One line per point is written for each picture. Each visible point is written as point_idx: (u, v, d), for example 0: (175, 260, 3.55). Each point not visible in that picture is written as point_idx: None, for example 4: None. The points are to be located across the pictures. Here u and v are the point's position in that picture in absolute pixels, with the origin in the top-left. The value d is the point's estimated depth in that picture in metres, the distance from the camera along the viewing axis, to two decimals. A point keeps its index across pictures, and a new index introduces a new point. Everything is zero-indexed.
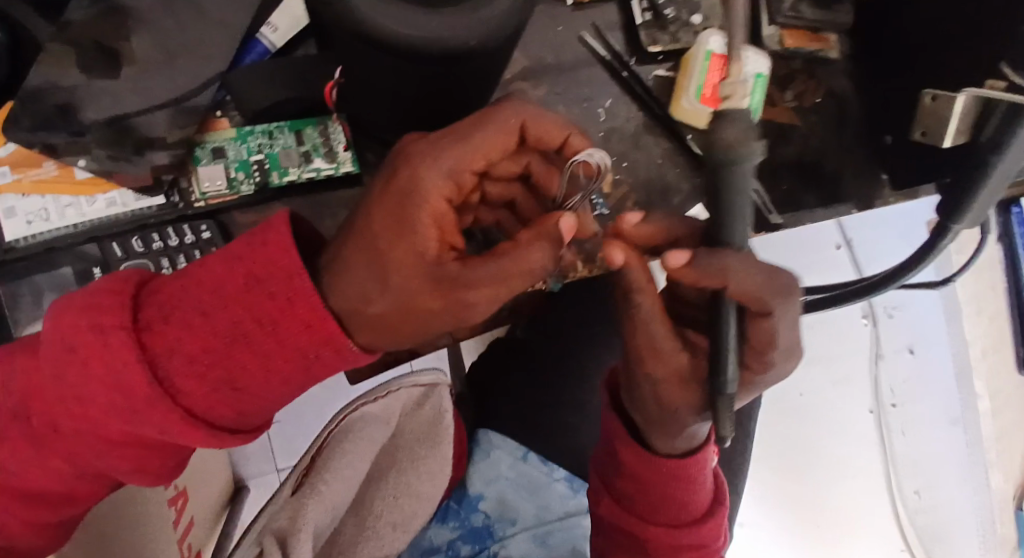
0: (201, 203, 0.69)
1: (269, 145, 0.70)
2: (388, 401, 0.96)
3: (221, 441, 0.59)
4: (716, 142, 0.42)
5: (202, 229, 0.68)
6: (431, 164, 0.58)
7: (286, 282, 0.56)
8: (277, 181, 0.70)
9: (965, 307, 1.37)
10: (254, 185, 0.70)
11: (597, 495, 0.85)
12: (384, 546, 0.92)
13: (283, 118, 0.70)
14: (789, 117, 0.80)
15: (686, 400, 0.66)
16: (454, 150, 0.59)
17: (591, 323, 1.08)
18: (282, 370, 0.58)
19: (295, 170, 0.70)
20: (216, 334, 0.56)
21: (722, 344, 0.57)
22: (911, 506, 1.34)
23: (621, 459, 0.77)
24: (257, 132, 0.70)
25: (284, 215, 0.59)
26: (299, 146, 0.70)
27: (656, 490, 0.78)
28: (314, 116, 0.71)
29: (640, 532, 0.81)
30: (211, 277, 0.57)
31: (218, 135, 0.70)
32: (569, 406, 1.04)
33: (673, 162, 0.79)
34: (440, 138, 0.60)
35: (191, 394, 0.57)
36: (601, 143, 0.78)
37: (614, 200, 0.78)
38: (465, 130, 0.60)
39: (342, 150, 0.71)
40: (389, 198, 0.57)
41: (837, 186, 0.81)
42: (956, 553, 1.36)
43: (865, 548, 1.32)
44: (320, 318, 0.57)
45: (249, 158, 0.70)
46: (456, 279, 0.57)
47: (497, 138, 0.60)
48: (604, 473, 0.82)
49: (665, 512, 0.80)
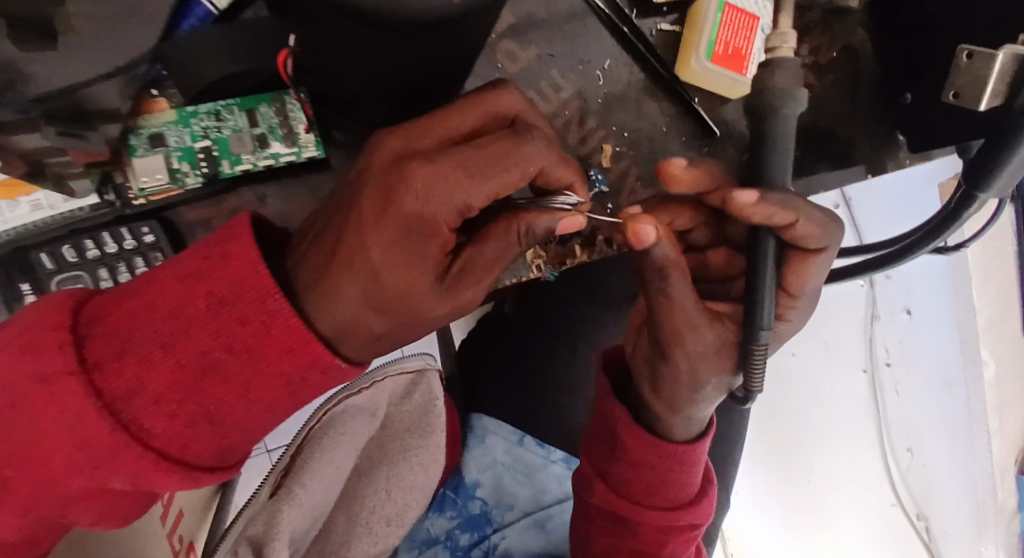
0: (140, 200, 0.60)
1: (217, 128, 0.61)
2: (374, 390, 0.89)
3: (198, 480, 0.53)
4: (774, 78, 0.47)
5: (144, 232, 0.60)
6: (439, 201, 0.51)
7: (258, 303, 0.50)
8: (228, 171, 0.61)
9: (974, 275, 1.35)
10: (201, 177, 0.61)
11: (588, 482, 0.77)
12: (378, 542, 0.90)
13: (231, 96, 0.61)
14: (804, 75, 0.75)
15: (716, 369, 0.59)
16: (465, 185, 0.52)
17: (581, 303, 1.03)
18: (266, 399, 0.52)
19: (249, 157, 0.61)
20: (184, 367, 0.50)
21: (760, 290, 0.52)
22: (904, 465, 1.35)
23: (623, 442, 0.70)
24: (201, 112, 0.60)
25: (247, 217, 0.52)
26: (253, 128, 0.61)
27: (655, 473, 0.71)
28: (267, 91, 0.62)
29: (635, 516, 0.73)
30: (168, 302, 0.50)
31: (155, 118, 0.59)
32: (558, 387, 0.99)
33: (679, 129, 0.74)
34: (447, 166, 0.51)
35: (160, 433, 0.50)
36: (599, 110, 0.71)
37: (614, 175, 0.72)
38: (477, 159, 0.52)
39: (303, 132, 0.62)
40: (389, 227, 0.51)
41: (850, 154, 0.76)
42: (942, 508, 1.38)
43: (852, 504, 1.34)
44: (303, 342, 0.51)
45: (193, 145, 0.60)
46: (460, 289, 0.54)
47: (515, 175, 0.53)
48: (596, 450, 0.75)
49: (661, 495, 0.73)
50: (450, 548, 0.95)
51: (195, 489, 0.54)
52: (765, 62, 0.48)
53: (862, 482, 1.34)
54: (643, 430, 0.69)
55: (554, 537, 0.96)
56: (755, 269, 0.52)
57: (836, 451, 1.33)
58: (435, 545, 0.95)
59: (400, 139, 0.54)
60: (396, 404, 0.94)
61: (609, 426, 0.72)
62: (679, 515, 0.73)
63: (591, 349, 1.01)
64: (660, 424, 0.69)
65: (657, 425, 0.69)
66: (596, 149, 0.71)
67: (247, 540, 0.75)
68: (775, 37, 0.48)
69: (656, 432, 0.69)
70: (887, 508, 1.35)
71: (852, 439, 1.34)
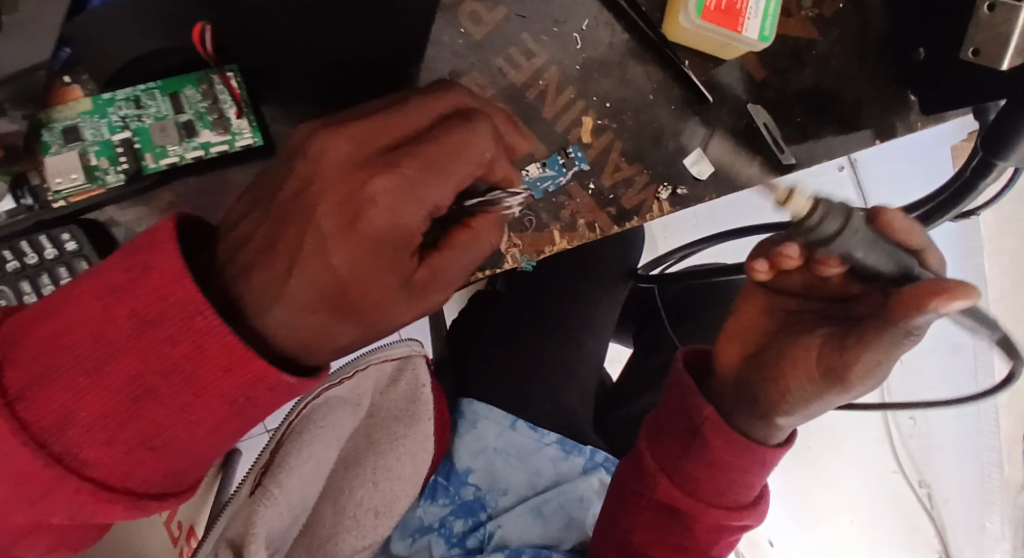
0: (59, 202, 0.55)
1: (137, 117, 0.55)
2: (355, 380, 0.86)
3: (147, 507, 0.53)
4: (852, 220, 0.50)
5: (65, 239, 0.54)
6: (409, 209, 0.51)
7: (187, 321, 0.48)
8: (152, 165, 0.56)
9: (986, 243, 1.29)
10: (122, 174, 0.55)
11: (650, 475, 0.74)
12: (366, 534, 0.87)
13: (152, 79, 0.55)
14: (807, 30, 0.69)
15: None
16: (431, 188, 0.52)
17: (568, 278, 1.06)
18: (207, 422, 0.51)
19: (175, 148, 0.56)
20: (115, 392, 0.49)
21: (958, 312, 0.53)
22: (906, 433, 1.29)
23: (704, 443, 0.69)
24: (119, 99, 0.55)
25: (171, 223, 0.49)
26: (178, 114, 0.55)
27: (726, 475, 0.70)
28: (192, 71, 0.56)
29: (699, 514, 0.72)
30: (89, 322, 0.48)
31: (68, 109, 0.54)
32: (554, 370, 1.01)
33: (668, 96, 0.66)
34: (410, 171, 0.51)
35: (99, 463, 0.50)
36: (578, 78, 0.65)
37: (595, 151, 0.65)
38: (439, 158, 0.52)
39: (235, 117, 0.56)
40: (356, 239, 0.51)
41: (856, 118, 0.70)
42: (946, 477, 1.31)
43: (855, 469, 1.27)
44: (242, 361, 0.49)
45: (112, 137, 0.55)
46: (428, 286, 0.56)
47: (471, 165, 0.53)
48: (660, 446, 0.73)
49: (729, 496, 0.71)
50: (445, 536, 0.92)
51: (146, 516, 0.54)
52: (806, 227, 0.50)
53: (863, 448, 1.28)
54: (728, 429, 0.68)
55: (550, 524, 0.93)
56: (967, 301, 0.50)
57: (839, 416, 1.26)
58: (428, 533, 0.92)
59: (344, 142, 0.52)
60: (381, 392, 0.91)
61: (690, 423, 0.70)
62: (742, 515, 0.72)
63: (583, 329, 1.04)
64: (741, 420, 0.68)
65: (748, 428, 0.68)
66: (575, 122, 0.65)
67: (227, 543, 0.73)
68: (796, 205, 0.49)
69: (747, 435, 0.68)
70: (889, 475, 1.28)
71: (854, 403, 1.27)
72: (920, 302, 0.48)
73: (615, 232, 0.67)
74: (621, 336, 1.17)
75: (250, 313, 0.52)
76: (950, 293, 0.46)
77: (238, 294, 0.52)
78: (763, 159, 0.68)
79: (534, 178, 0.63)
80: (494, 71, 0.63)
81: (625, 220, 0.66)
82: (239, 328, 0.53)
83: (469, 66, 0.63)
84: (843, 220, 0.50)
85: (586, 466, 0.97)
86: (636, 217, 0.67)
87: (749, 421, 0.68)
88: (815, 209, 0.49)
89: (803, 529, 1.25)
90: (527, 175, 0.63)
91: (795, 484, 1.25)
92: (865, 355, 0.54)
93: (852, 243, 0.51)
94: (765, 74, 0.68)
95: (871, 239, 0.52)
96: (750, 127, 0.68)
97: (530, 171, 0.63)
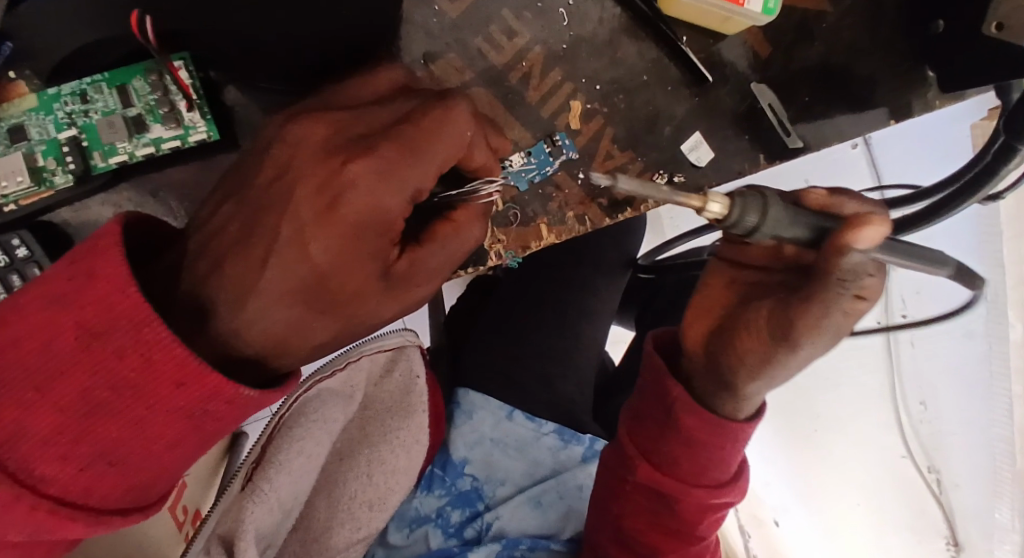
0: (10, 205, 0.56)
1: (83, 112, 0.55)
2: (349, 369, 0.84)
3: (111, 524, 0.52)
4: (768, 210, 0.54)
5: (15, 245, 0.55)
6: (390, 190, 0.48)
7: (134, 333, 0.45)
8: (101, 164, 0.56)
9: None
10: (70, 175, 0.55)
11: (630, 460, 0.76)
12: (363, 527, 0.86)
13: (97, 72, 0.55)
14: (816, 2, 0.64)
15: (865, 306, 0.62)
16: (412, 168, 0.49)
17: (563, 264, 1.02)
18: (166, 435, 0.49)
19: (124, 145, 0.56)
20: (66, 409, 0.46)
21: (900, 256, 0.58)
22: (914, 419, 1.15)
23: (680, 422, 0.70)
24: (64, 94, 0.55)
25: (117, 224, 0.46)
26: (126, 108, 0.56)
27: (708, 453, 0.71)
28: (138, 62, 0.56)
29: (680, 494, 0.73)
30: (33, 336, 0.46)
31: (15, 106, 0.55)
32: (549, 358, 0.98)
33: (663, 77, 0.63)
34: (390, 151, 0.49)
35: (55, 480, 0.48)
36: (564, 58, 0.62)
37: (584, 138, 0.62)
38: (419, 137, 0.49)
39: (185, 111, 0.56)
40: (333, 225, 0.48)
41: (869, 96, 0.65)
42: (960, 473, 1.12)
43: (858, 456, 1.17)
44: (195, 374, 0.46)
45: (58, 135, 0.55)
46: (408, 282, 0.52)
47: (452, 145, 0.50)
48: (638, 426, 0.75)
49: (709, 474, 0.72)
50: (442, 526, 0.90)
51: (111, 531, 0.52)
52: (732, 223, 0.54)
53: (868, 433, 1.17)
54: (703, 409, 0.69)
55: (550, 511, 0.92)
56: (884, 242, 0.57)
57: (842, 399, 1.17)
58: (425, 524, 0.90)
59: (323, 127, 0.50)
60: (375, 384, 0.89)
61: (666, 405, 0.71)
62: (722, 492, 0.73)
63: (581, 316, 1.01)
64: (715, 399, 0.68)
65: (716, 404, 0.69)
66: (562, 106, 0.62)
67: (219, 540, 0.72)
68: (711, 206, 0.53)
69: (720, 413, 0.69)
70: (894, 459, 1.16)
71: (857, 386, 1.17)
72: (844, 241, 0.53)
73: (607, 224, 0.63)
74: (623, 319, 1.14)
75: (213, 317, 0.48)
76: (856, 226, 0.53)
77: (207, 296, 0.48)
78: (766, 143, 0.64)
79: (517, 169, 0.61)
80: (473, 52, 0.60)
81: (618, 212, 0.62)
82: (206, 331, 0.48)
83: (444, 48, 0.60)
84: (760, 212, 0.54)
85: (586, 455, 0.95)
86: (630, 208, 0.62)
87: (722, 401, 0.68)
88: (734, 204, 0.53)
89: (805, 508, 1.20)
90: (510, 165, 0.60)
91: (794, 464, 1.21)
92: (810, 311, 0.56)
93: (772, 229, 0.55)
94: (769, 50, 0.64)
95: (795, 217, 0.56)
96: (753, 108, 0.63)
97: (513, 161, 0.60)
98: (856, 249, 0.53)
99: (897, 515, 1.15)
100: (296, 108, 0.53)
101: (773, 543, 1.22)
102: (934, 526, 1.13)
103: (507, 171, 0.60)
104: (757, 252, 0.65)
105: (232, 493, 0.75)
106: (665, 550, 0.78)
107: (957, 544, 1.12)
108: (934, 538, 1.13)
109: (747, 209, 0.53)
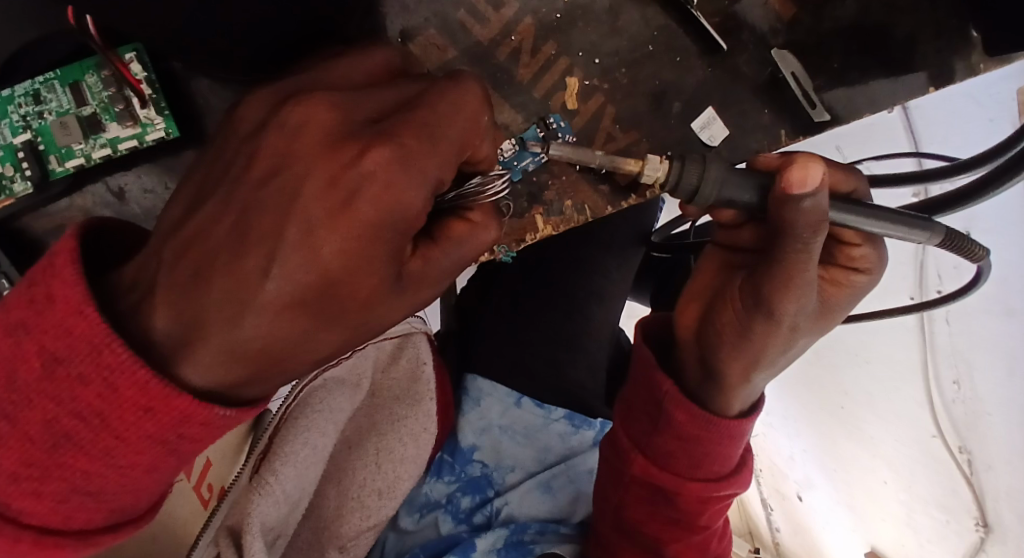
0: None
1: (38, 115, 0.54)
2: (355, 359, 0.81)
3: (100, 543, 0.49)
4: (708, 170, 0.51)
5: None
6: (411, 184, 0.42)
7: (93, 355, 0.41)
8: (58, 168, 0.55)
9: None
10: (28, 182, 0.54)
11: (625, 453, 0.73)
12: (372, 516, 0.82)
13: (48, 70, 0.53)
14: None
15: (863, 274, 0.59)
16: (433, 158, 0.43)
17: (580, 248, 0.96)
18: (140, 464, 0.45)
19: (81, 148, 0.54)
20: (34, 439, 0.43)
21: (889, 225, 0.54)
22: (948, 399, 1.07)
23: (669, 415, 0.67)
24: (19, 96, 0.54)
25: (69, 240, 0.42)
26: (81, 107, 0.54)
27: (703, 446, 0.68)
28: (87, 58, 0.54)
29: (674, 487, 0.71)
30: (3, 362, 0.43)
31: None
32: (559, 343, 0.93)
33: (671, 46, 0.59)
34: (409, 138, 0.42)
35: (33, 512, 0.45)
36: (562, 29, 0.58)
37: (582, 120, 0.59)
38: (432, 120, 0.43)
39: (140, 107, 0.54)
40: (349, 225, 0.41)
41: (903, 61, 0.59)
42: (994, 452, 1.05)
43: (887, 434, 1.12)
44: (161, 400, 0.41)
45: (15, 140, 0.54)
46: (417, 282, 0.46)
47: (469, 126, 0.45)
48: (631, 420, 0.72)
49: (707, 468, 0.69)
50: (452, 513, 0.87)
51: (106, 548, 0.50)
52: (674, 189, 0.53)
53: (899, 411, 1.11)
54: (693, 404, 0.66)
55: (561, 498, 0.89)
56: (847, 202, 0.53)
57: (876, 377, 1.12)
58: (435, 510, 0.87)
59: (323, 110, 0.43)
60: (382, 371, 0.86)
61: (655, 397, 0.68)
62: (722, 486, 0.70)
63: (594, 298, 0.95)
64: (706, 392, 0.66)
65: (709, 399, 0.66)
66: (557, 85, 0.58)
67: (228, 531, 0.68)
68: (651, 174, 0.53)
69: (709, 407, 0.66)
70: (926, 439, 1.09)
71: (889, 361, 1.11)
72: (783, 191, 0.49)
73: (610, 212, 0.59)
74: (638, 296, 1.08)
75: (201, 329, 0.42)
76: (795, 170, 0.49)
77: (193, 314, 0.42)
78: (783, 116, 0.60)
79: (506, 158, 0.57)
80: (455, 25, 0.57)
81: (623, 199, 0.59)
82: (189, 360, 0.42)
83: (423, 23, 0.57)
84: (699, 173, 0.51)
85: (598, 439, 0.93)
86: (635, 194, 0.58)
87: (724, 399, 0.65)
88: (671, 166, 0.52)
89: (831, 483, 1.18)
90: (502, 154, 0.57)
91: (819, 438, 1.17)
92: (777, 278, 0.53)
93: (716, 190, 0.52)
94: (791, 10, 0.59)
95: (739, 180, 0.52)
96: (775, 77, 0.59)
97: (504, 150, 0.57)
98: (801, 197, 0.49)
99: (925, 493, 1.10)
100: (271, 87, 0.46)
101: (796, 515, 1.22)
102: (963, 506, 1.08)
103: (499, 161, 0.57)
104: (745, 236, 0.61)
105: (241, 484, 0.72)
106: (667, 539, 0.76)
107: (986, 524, 1.06)
108: (963, 517, 1.08)
109: (685, 173, 0.52)
